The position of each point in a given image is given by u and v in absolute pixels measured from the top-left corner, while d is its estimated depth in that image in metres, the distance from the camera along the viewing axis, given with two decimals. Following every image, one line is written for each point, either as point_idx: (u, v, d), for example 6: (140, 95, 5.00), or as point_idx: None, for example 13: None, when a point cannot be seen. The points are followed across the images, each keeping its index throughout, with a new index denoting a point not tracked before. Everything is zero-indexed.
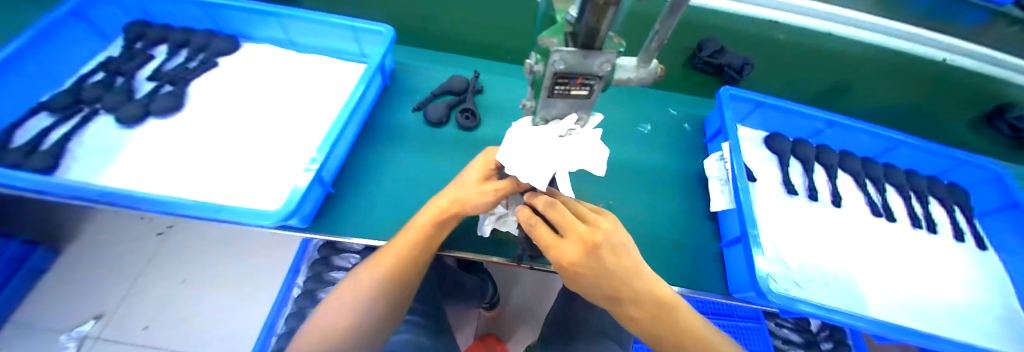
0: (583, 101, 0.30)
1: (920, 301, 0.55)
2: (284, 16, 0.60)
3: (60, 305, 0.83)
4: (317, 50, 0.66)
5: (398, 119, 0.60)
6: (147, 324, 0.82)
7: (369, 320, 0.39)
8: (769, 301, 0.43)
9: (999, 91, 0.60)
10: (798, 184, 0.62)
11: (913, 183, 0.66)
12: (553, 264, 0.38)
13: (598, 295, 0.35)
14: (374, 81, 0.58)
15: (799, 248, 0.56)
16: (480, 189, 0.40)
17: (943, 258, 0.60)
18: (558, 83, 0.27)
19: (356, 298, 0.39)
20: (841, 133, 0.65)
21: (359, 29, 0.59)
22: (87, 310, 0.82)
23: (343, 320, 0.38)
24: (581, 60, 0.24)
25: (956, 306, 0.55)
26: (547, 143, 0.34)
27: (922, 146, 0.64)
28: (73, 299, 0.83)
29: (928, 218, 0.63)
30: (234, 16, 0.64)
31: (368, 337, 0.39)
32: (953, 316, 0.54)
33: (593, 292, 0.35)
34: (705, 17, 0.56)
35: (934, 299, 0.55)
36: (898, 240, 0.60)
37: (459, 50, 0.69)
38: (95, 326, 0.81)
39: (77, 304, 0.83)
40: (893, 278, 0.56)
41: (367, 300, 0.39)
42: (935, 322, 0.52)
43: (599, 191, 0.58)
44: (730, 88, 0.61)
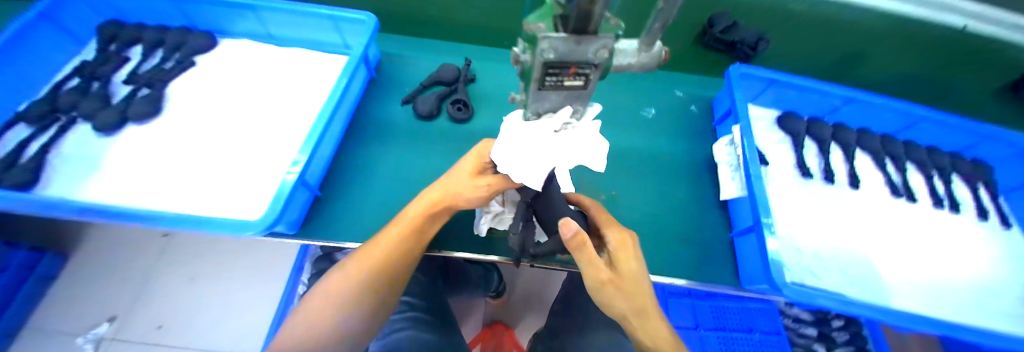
0: (579, 93, 0.26)
1: (944, 286, 0.52)
2: (259, 8, 0.57)
3: (72, 310, 0.83)
4: (298, 43, 0.63)
5: (387, 114, 0.57)
6: (160, 324, 0.82)
7: (355, 318, 0.36)
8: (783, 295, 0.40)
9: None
10: (813, 166, 0.59)
11: (934, 160, 0.62)
12: (588, 261, 0.35)
13: (630, 287, 0.36)
14: (358, 73, 0.55)
15: (814, 234, 0.53)
16: (473, 183, 0.38)
17: (967, 239, 0.57)
18: (549, 74, 0.24)
19: (339, 295, 0.36)
20: (859, 108, 0.61)
21: (338, 18, 0.56)
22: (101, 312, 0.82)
23: (327, 318, 0.35)
24: (574, 47, 0.21)
25: (982, 290, 0.52)
26: (540, 139, 0.30)
27: (949, 123, 0.59)
28: (84, 304, 0.83)
29: (950, 197, 0.59)
30: (207, 10, 0.60)
31: (355, 335, 0.37)
32: (978, 301, 0.51)
33: (627, 282, 0.36)
34: None
35: (958, 283, 0.53)
36: (918, 221, 0.57)
37: (447, 37, 0.65)
38: (110, 328, 0.81)
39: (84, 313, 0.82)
40: (914, 263, 0.53)
41: (350, 296, 0.36)
42: (959, 308, 0.50)
43: (602, 182, 0.55)
44: (741, 66, 0.57)
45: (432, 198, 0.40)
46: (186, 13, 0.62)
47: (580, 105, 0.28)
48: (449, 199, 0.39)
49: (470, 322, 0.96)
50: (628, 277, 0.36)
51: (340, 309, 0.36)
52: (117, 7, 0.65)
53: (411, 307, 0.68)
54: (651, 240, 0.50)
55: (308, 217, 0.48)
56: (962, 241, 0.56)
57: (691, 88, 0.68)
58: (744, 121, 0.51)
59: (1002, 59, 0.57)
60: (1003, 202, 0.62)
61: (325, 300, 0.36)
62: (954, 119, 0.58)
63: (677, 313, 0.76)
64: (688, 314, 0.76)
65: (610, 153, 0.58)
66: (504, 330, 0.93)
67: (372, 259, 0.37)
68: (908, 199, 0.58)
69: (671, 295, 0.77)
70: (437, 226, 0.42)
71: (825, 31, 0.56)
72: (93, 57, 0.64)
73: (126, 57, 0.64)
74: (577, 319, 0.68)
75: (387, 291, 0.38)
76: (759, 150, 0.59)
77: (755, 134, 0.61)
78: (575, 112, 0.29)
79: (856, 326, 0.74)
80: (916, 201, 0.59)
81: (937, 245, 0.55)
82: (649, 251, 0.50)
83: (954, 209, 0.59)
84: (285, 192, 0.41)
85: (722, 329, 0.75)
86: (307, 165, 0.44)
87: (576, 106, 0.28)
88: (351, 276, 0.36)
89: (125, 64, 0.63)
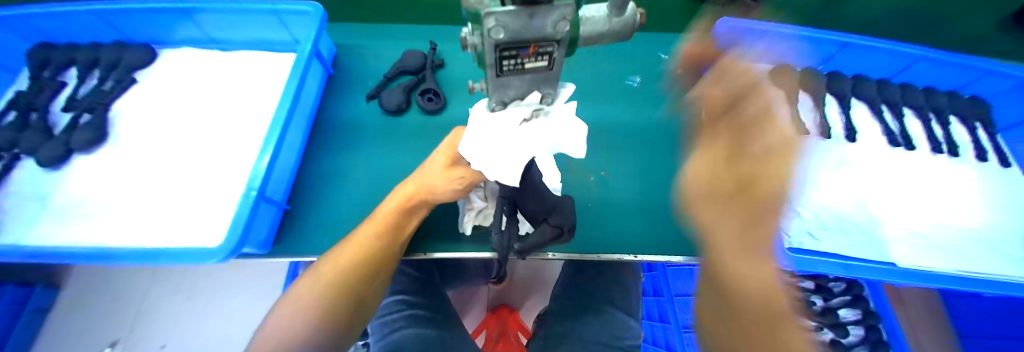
0: (545, 75, 0.23)
1: (942, 232, 0.51)
2: (192, 9, 0.51)
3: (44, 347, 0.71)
4: (247, 45, 0.57)
5: (352, 113, 0.53)
6: (164, 343, 0.72)
7: (335, 321, 0.33)
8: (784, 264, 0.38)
9: None
10: (808, 122, 0.56)
11: (931, 102, 0.60)
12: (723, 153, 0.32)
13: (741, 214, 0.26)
14: (312, 70, 0.50)
15: (813, 194, 0.51)
16: (446, 176, 0.34)
17: (965, 181, 0.55)
18: (505, 57, 0.20)
19: (313, 297, 0.33)
20: (856, 53, 0.57)
21: (281, 10, 0.50)
22: (92, 343, 0.71)
23: (301, 327, 0.31)
24: (527, 23, 0.17)
25: (983, 233, 0.51)
26: (511, 130, 0.28)
27: (942, 57, 0.55)
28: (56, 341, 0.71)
29: (949, 140, 0.57)
30: (135, 18, 0.53)
31: (336, 342, 0.33)
32: (977, 244, 0.50)
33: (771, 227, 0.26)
34: None
35: (956, 226, 0.51)
36: (917, 169, 0.55)
37: (408, 21, 0.60)
38: None
39: (65, 344, 0.71)
40: (914, 211, 0.52)
41: (327, 302, 0.33)
42: (956, 253, 0.49)
43: (588, 162, 0.52)
44: (729, 20, 0.53)
45: (405, 192, 0.37)
46: (115, 25, 0.54)
47: (552, 91, 0.25)
48: (423, 193, 0.36)
49: (474, 308, 0.94)
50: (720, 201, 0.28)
51: (317, 317, 0.32)
52: (40, 27, 0.53)
53: (408, 305, 0.65)
54: (642, 216, 0.49)
55: (280, 235, 0.45)
56: (959, 183, 0.55)
57: (676, 50, 0.63)
58: None
59: None
60: (999, 140, 0.59)
61: (302, 311, 0.32)
62: (953, 57, 0.55)
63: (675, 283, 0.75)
64: (685, 282, 0.76)
65: (597, 131, 0.55)
66: (508, 314, 0.91)
67: (346, 261, 0.35)
68: (906, 148, 0.56)
69: (670, 265, 0.77)
70: (416, 221, 0.38)
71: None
72: (26, 87, 0.53)
73: (62, 82, 0.54)
74: (580, 297, 0.65)
75: (368, 293, 0.36)
76: None
77: None
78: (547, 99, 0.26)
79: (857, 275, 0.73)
80: (914, 148, 0.56)
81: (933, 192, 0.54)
82: (641, 228, 0.48)
83: (952, 153, 0.56)
84: (244, 212, 0.37)
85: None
86: (266, 180, 0.40)
87: (548, 92, 0.25)
88: (325, 280, 0.34)
89: (62, 91, 0.53)
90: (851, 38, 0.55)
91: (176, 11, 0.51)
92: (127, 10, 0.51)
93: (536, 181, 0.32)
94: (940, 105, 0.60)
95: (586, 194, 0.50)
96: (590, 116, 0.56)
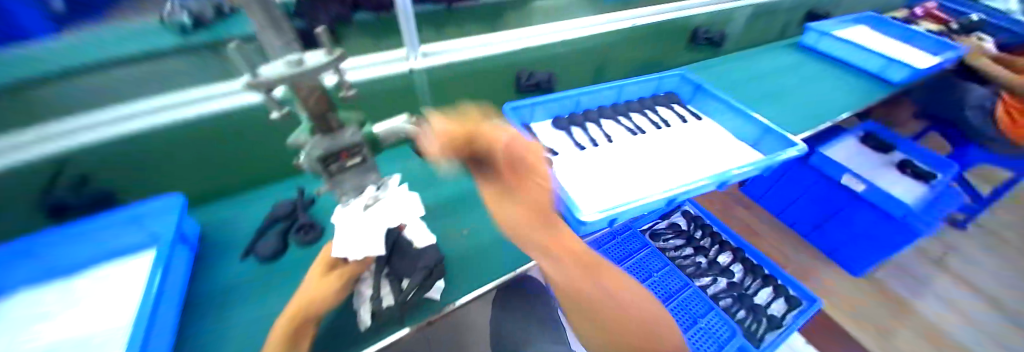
0: (365, 166, 0.35)
1: (712, 159, 0.73)
2: (114, 229, 0.47)
3: None
4: (81, 242, 0.46)
5: (224, 277, 0.49)
6: None
7: None
8: (589, 224, 0.52)
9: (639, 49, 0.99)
10: (585, 139, 0.76)
11: (654, 100, 0.89)
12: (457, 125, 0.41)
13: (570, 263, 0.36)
14: (175, 256, 0.46)
15: (623, 171, 0.68)
16: (324, 279, 0.38)
17: (705, 129, 0.82)
18: (329, 163, 0.30)
19: None
20: (591, 97, 0.83)
21: (148, 216, 0.48)
22: None
23: None
24: (331, 140, 0.30)
25: (732, 148, 0.76)
26: (361, 216, 0.35)
27: (637, 81, 0.86)
28: None
29: (661, 119, 0.83)
30: (78, 253, 0.46)
31: None
32: (734, 155, 0.75)
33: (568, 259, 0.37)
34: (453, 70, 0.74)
35: (721, 151, 0.75)
36: (677, 136, 0.79)
37: (256, 184, 0.65)
38: None
39: None
40: (687, 155, 0.74)
41: None
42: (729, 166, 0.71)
43: (456, 221, 0.56)
44: (509, 104, 0.73)
45: (287, 314, 0.36)
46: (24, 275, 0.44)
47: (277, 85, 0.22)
48: (307, 305, 0.36)
49: None
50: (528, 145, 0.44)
51: None
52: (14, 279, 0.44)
53: None
54: None
55: None
56: (683, 134, 0.79)
57: None
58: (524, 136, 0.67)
59: (620, 45, 0.95)
60: (695, 108, 0.88)
61: None
62: (641, 78, 0.87)
63: None
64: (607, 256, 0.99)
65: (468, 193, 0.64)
66: None
67: None
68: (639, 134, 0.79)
69: None
70: (306, 340, 0.36)
71: (536, 57, 0.85)
72: None
73: None
74: None
75: None
76: (546, 145, 0.73)
77: (541, 134, 0.76)
78: (284, 55, 0.23)
79: (712, 232, 1.09)
80: (646, 132, 0.80)
81: (700, 140, 0.78)
82: None
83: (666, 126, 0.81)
84: None
85: (652, 272, 0.97)
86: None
87: (276, 114, 0.25)
88: None
89: None
90: (574, 91, 0.80)
91: (60, 236, 0.45)
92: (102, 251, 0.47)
93: (403, 250, 0.44)
94: (661, 99, 0.89)
95: (454, 242, 0.52)
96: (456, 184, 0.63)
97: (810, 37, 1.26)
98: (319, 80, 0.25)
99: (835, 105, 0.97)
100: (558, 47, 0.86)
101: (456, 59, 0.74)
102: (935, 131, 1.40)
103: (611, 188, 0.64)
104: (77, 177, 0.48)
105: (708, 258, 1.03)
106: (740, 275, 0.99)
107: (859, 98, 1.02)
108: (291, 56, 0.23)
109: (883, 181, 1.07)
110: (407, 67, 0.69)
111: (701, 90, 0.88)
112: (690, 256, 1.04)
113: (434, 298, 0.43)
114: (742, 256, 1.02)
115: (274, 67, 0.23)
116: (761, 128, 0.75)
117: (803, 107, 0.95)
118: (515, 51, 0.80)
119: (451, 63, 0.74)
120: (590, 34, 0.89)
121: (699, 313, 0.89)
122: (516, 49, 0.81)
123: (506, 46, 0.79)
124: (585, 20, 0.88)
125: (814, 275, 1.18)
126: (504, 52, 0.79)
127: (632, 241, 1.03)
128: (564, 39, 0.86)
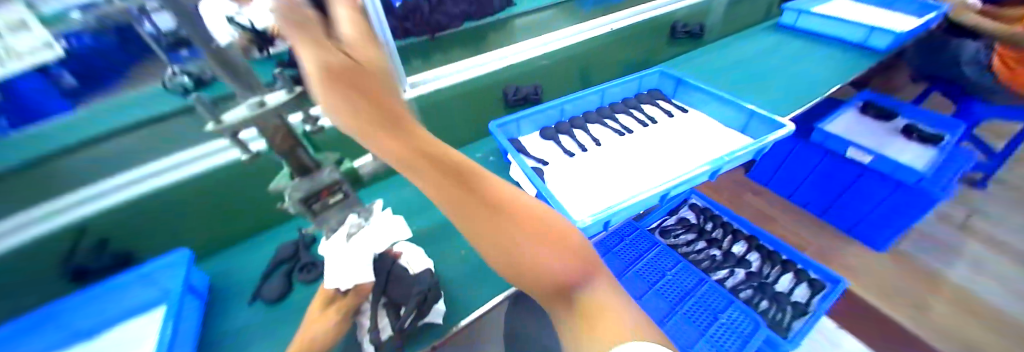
0: (349, 202, 0.35)
1: (703, 149, 0.74)
2: (129, 288, 0.49)
3: None
4: (95, 304, 0.48)
5: (233, 322, 0.50)
6: None
7: None
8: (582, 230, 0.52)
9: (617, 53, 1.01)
10: (573, 146, 0.77)
11: (638, 99, 0.90)
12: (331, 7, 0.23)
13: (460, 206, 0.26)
14: (186, 305, 0.47)
15: (613, 172, 0.69)
16: (323, 314, 0.40)
17: (692, 120, 0.82)
18: (309, 201, 0.31)
19: None
20: (574, 104, 0.85)
21: (157, 271, 0.50)
22: None
23: None
24: (310, 181, 0.31)
25: (721, 135, 0.77)
26: (346, 248, 0.36)
27: (620, 83, 0.88)
28: None
29: (647, 117, 0.84)
30: (91, 316, 0.47)
31: None
32: (724, 141, 0.75)
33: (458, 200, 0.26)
34: (437, 96, 0.76)
35: (710, 140, 0.76)
36: (664, 131, 0.79)
37: (260, 230, 0.66)
38: None
39: None
40: (676, 147, 0.74)
41: None
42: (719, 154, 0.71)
43: (452, 241, 0.57)
44: (494, 122, 0.75)
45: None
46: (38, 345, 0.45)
47: (241, 127, 0.25)
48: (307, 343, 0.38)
49: None
50: (372, 41, 0.23)
51: None
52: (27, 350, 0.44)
53: None
54: None
55: None
56: (669, 129, 0.80)
57: (484, 149, 0.86)
58: (511, 151, 0.69)
59: (597, 51, 0.98)
60: (679, 102, 0.89)
61: None
62: (622, 80, 0.88)
63: (634, 288, 0.88)
64: (617, 260, 0.95)
65: None
66: None
67: None
68: (626, 134, 0.79)
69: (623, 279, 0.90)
70: None
71: (517, 73, 0.87)
72: None
73: None
74: None
75: None
76: (535, 156, 0.74)
77: (530, 147, 0.77)
78: (247, 105, 0.26)
79: (719, 222, 1.08)
80: (634, 130, 0.80)
81: (688, 132, 0.79)
82: None
83: (653, 123, 0.82)
84: None
85: (666, 272, 0.91)
86: None
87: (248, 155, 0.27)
88: None
89: None
90: (558, 101, 0.82)
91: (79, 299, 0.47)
92: (111, 313, 0.48)
93: (399, 277, 0.44)
94: (645, 97, 0.90)
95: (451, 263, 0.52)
96: None
97: (788, 17, 1.27)
98: (279, 118, 0.27)
99: (821, 80, 0.97)
100: (536, 60, 0.89)
101: (439, 85, 0.76)
102: (934, 92, 1.37)
103: (602, 191, 0.64)
104: (97, 242, 0.52)
105: (722, 249, 1.01)
106: (758, 264, 0.97)
107: (844, 70, 1.01)
108: (254, 101, 0.26)
109: (891, 149, 1.04)
110: None
111: (682, 84, 0.89)
112: (703, 250, 1.02)
113: (433, 322, 0.44)
114: (756, 243, 1.00)
115: (237, 112, 0.25)
116: (748, 113, 0.75)
117: (788, 86, 0.95)
118: (499, 69, 0.83)
119: (435, 90, 0.76)
120: (566, 45, 0.92)
121: (719, 306, 0.82)
122: (495, 68, 0.84)
123: (485, 68, 0.82)
124: (560, 33, 0.93)
125: (833, 253, 1.14)
126: (485, 72, 0.81)
127: (641, 242, 0.99)
128: (541, 52, 0.89)
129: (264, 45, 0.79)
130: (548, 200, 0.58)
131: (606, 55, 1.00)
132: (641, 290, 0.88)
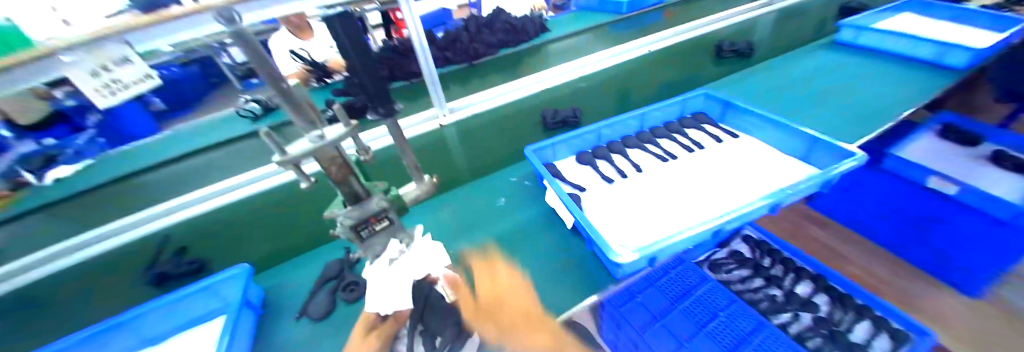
0: (393, 228, 0.37)
1: (758, 178, 0.68)
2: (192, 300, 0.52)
3: None
4: (163, 314, 0.51)
5: (279, 337, 0.52)
6: None
7: None
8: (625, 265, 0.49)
9: (654, 79, 1.00)
10: (613, 172, 0.75)
11: (681, 123, 0.86)
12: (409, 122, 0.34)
13: None
14: (243, 318, 0.50)
15: (656, 201, 0.65)
16: (364, 339, 0.40)
17: (743, 146, 0.77)
18: (360, 229, 0.33)
19: None
20: (613, 128, 0.82)
21: (218, 285, 0.52)
22: None
23: None
24: (360, 209, 0.33)
25: (777, 163, 0.71)
26: (389, 274, 0.36)
27: (661, 106, 0.85)
28: None
29: (691, 141, 0.80)
30: (163, 322, 0.51)
31: None
32: (781, 170, 0.69)
33: None
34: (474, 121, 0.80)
35: (764, 169, 0.70)
36: (712, 158, 0.75)
37: None
38: None
39: None
40: (726, 176, 0.69)
41: None
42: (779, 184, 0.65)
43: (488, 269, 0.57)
44: (531, 147, 0.74)
45: None
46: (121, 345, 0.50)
47: (303, 159, 0.26)
48: None
49: None
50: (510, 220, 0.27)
51: None
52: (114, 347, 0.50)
53: None
54: (563, 284, 0.54)
55: None
56: (716, 155, 0.75)
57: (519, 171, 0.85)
58: (547, 176, 0.67)
59: (632, 77, 0.97)
60: (725, 127, 0.85)
61: None
62: (663, 104, 0.85)
63: (678, 328, 0.82)
64: (661, 295, 0.88)
65: (498, 239, 0.63)
66: None
67: None
68: (670, 160, 0.76)
69: (665, 317, 0.84)
70: None
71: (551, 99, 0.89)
72: None
73: None
74: None
75: None
76: (573, 182, 0.72)
77: (567, 172, 0.76)
78: (309, 138, 0.27)
79: (779, 256, 0.97)
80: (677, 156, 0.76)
81: (739, 159, 0.74)
82: (568, 289, 0.53)
83: (699, 148, 0.78)
84: None
85: (718, 313, 0.83)
86: None
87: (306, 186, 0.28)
88: None
89: None
90: (596, 125, 0.80)
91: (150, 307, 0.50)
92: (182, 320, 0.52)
93: (438, 304, 0.44)
94: (689, 121, 0.86)
95: None
96: (486, 233, 0.64)
97: (846, 34, 1.18)
98: (338, 150, 0.28)
99: (893, 101, 0.87)
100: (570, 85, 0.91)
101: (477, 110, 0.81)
102: None
103: (643, 220, 0.62)
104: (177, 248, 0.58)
105: (783, 289, 0.90)
106: (827, 308, 0.85)
107: (920, 90, 0.91)
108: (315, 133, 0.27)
109: (975, 175, 0.88)
110: (437, 124, 0.77)
111: (730, 108, 0.84)
112: (759, 289, 0.92)
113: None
114: (824, 284, 0.87)
115: (302, 144, 0.26)
116: (809, 139, 0.68)
117: (851, 109, 0.87)
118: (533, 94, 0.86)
119: (473, 115, 0.80)
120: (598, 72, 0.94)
121: None
122: (529, 94, 0.87)
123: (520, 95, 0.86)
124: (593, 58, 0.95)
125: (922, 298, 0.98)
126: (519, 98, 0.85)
127: (688, 277, 0.90)
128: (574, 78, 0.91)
129: (323, 76, 0.89)
130: (583, 226, 0.58)
131: (643, 80, 0.99)
132: (687, 331, 0.81)
